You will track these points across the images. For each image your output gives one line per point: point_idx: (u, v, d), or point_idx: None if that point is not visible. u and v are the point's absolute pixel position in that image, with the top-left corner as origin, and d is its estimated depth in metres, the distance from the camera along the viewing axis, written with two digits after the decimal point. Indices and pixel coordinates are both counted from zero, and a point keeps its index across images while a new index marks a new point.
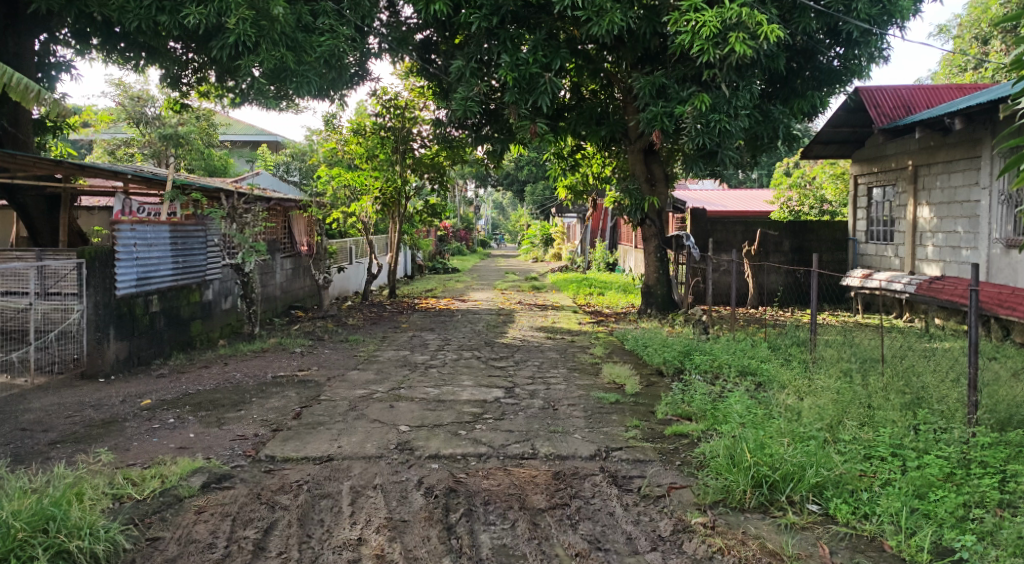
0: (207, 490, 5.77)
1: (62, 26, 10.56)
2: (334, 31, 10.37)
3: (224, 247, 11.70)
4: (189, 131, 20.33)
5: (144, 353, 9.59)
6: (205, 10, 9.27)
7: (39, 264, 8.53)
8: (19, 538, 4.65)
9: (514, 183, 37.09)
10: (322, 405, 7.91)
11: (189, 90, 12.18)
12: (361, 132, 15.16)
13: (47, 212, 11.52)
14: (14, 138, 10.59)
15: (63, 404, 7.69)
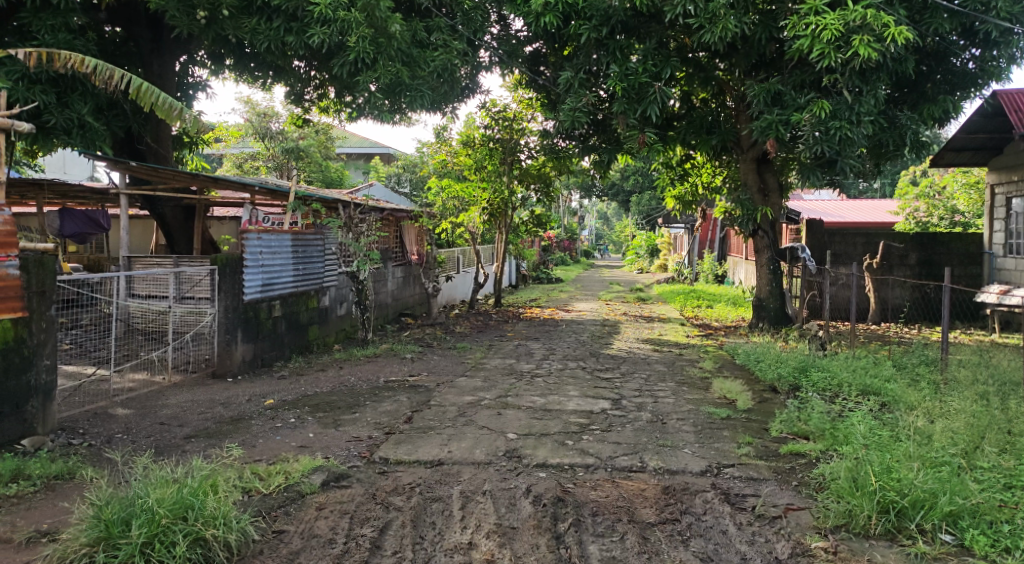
0: (327, 488, 6.00)
1: (200, 47, 11.30)
2: (447, 46, 10.64)
3: (341, 255, 12.13)
4: (309, 144, 21.25)
5: (267, 355, 10.07)
6: (329, 29, 9.66)
7: (177, 269, 8.93)
8: (163, 523, 4.85)
9: (620, 194, 36.89)
10: (433, 411, 8.09)
11: (310, 106, 12.68)
12: (470, 144, 15.43)
13: (184, 222, 12.26)
14: (155, 153, 11.32)
15: (196, 401, 8.17)
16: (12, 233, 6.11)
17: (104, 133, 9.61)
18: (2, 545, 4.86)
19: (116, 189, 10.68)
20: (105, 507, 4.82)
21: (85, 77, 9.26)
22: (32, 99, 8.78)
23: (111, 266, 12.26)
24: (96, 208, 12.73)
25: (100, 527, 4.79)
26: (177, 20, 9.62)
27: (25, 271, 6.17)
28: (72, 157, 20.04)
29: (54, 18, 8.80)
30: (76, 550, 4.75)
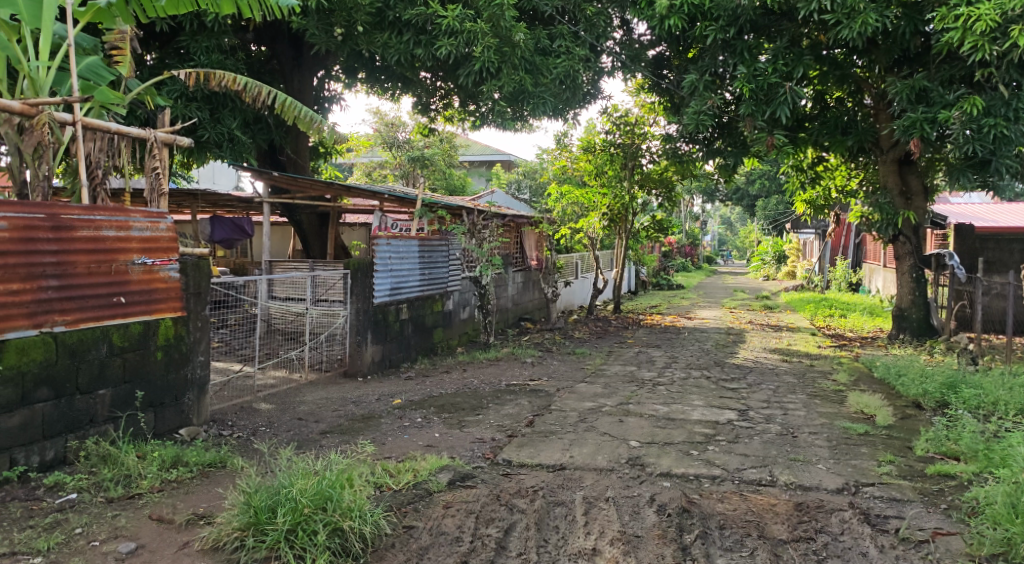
0: (453, 487, 6.11)
1: (334, 63, 11.82)
2: (570, 52, 10.67)
3: (464, 260, 12.38)
4: (434, 153, 21.64)
5: (395, 356, 10.39)
6: (455, 41, 9.90)
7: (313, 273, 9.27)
8: (305, 512, 5.02)
9: (745, 199, 35.85)
10: (554, 415, 8.13)
11: (436, 115, 12.93)
12: (591, 149, 15.44)
13: (318, 228, 12.81)
14: (294, 163, 11.91)
15: (330, 398, 8.53)
16: (174, 239, 6.53)
17: (250, 146, 10.27)
18: (164, 525, 5.18)
19: (259, 198, 11.29)
20: (254, 495, 5.05)
21: (234, 94, 9.84)
22: (188, 115, 9.40)
23: (253, 270, 13.01)
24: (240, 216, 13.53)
25: (249, 513, 5.01)
26: (316, 38, 9.93)
27: (185, 274, 6.61)
28: (220, 168, 21.43)
29: (209, 40, 9.39)
30: (229, 534, 4.98)
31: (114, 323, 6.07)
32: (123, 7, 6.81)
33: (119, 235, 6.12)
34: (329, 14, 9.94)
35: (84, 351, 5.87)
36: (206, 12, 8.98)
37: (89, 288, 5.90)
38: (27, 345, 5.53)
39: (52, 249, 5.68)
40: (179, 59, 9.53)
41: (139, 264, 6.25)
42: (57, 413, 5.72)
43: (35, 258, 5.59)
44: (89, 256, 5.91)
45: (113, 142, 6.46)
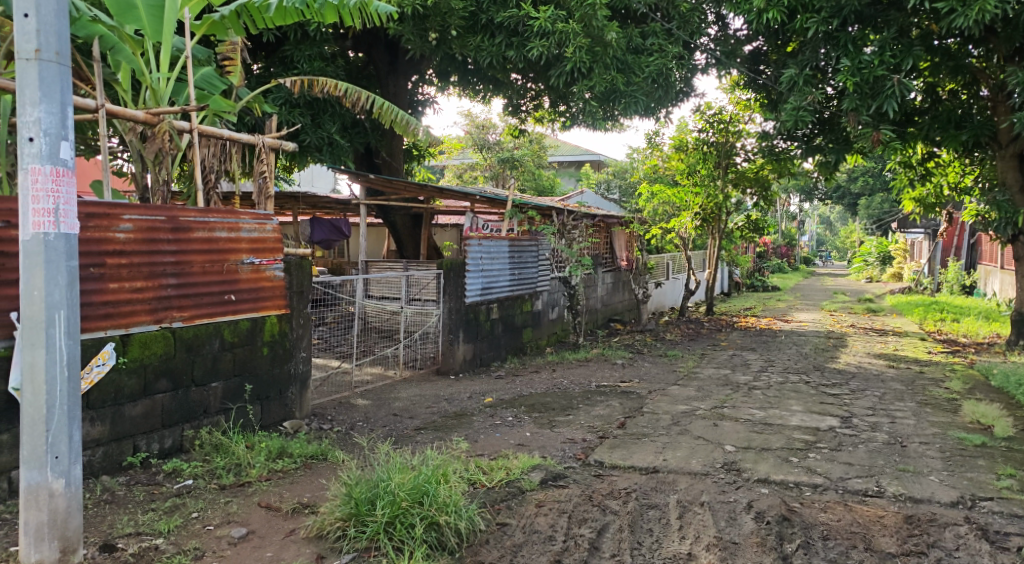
0: (545, 486, 6.12)
1: (428, 67, 12.06)
2: (662, 50, 10.57)
3: (554, 261, 12.41)
4: (524, 154, 21.70)
5: (486, 355, 10.52)
6: (547, 42, 9.90)
7: (407, 273, 9.54)
8: (403, 506, 5.11)
9: (847, 197, 34.64)
10: (646, 418, 8.07)
11: (527, 116, 12.96)
12: (683, 148, 15.20)
13: (411, 229, 13.08)
14: (389, 166, 12.18)
15: (423, 395, 8.71)
16: (279, 239, 6.83)
17: (348, 150, 10.55)
18: (272, 513, 5.35)
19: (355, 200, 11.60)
20: (355, 487, 5.16)
21: (334, 100, 10.17)
22: (290, 121, 9.76)
23: (349, 270, 13.39)
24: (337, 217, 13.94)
25: (351, 504, 5.12)
26: (411, 43, 10.18)
27: (288, 273, 6.92)
28: (318, 172, 22.15)
29: (311, 48, 9.73)
30: (332, 523, 5.10)
31: (226, 319, 6.37)
32: (235, 20, 7.19)
33: (230, 237, 6.41)
34: (423, 20, 10.09)
35: (199, 345, 6.16)
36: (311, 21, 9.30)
37: (203, 286, 6.19)
38: (149, 339, 5.81)
39: (171, 249, 5.95)
40: (283, 67, 9.86)
41: (247, 263, 6.54)
42: (175, 403, 6.02)
43: (157, 257, 5.86)
44: (205, 256, 6.21)
45: (224, 147, 6.78)
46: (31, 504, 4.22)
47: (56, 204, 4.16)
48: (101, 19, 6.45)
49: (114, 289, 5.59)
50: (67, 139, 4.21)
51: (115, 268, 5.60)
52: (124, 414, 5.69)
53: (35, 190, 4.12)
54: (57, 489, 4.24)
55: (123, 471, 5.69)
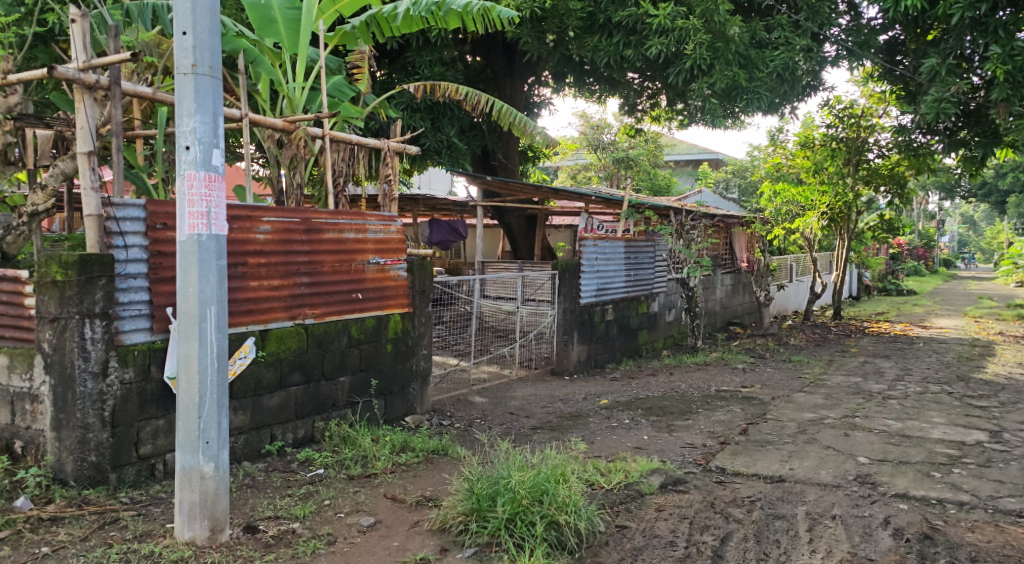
0: (665, 490, 6.07)
1: (545, 69, 12.15)
2: (789, 43, 10.25)
3: (671, 262, 12.25)
4: (639, 153, 21.49)
5: (600, 357, 10.51)
6: (666, 39, 9.79)
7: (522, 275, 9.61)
8: (523, 503, 5.17)
9: (992, 195, 32.63)
10: (770, 424, 7.86)
11: (643, 115, 12.84)
12: (809, 145, 14.70)
13: (526, 230, 13.22)
14: (505, 168, 12.35)
15: (539, 395, 8.80)
16: (402, 240, 7.11)
17: (465, 152, 10.74)
18: (398, 504, 5.54)
19: (470, 201, 11.74)
20: (477, 483, 5.26)
21: (453, 104, 10.39)
22: (412, 125, 10.03)
23: (466, 270, 13.65)
24: (455, 218, 14.24)
25: (473, 499, 5.23)
26: (529, 46, 10.40)
27: (411, 273, 7.18)
28: (435, 174, 22.68)
29: (432, 54, 10.00)
30: (454, 517, 5.23)
31: (353, 317, 6.64)
32: (364, 30, 7.46)
33: (357, 237, 6.69)
34: (541, 22, 10.30)
35: (329, 341, 6.45)
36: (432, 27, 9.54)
37: (333, 285, 6.48)
38: (285, 334, 6.10)
39: (305, 250, 6.24)
40: (405, 73, 10.24)
41: (372, 263, 6.82)
42: (307, 396, 6.31)
43: (293, 257, 6.15)
44: (335, 256, 6.50)
45: (352, 151, 7.04)
46: (185, 485, 4.55)
47: (209, 207, 4.46)
48: (244, 33, 6.89)
49: (255, 288, 5.89)
50: (218, 147, 4.50)
51: (256, 267, 5.88)
52: (263, 404, 6.00)
53: (191, 195, 4.42)
54: (208, 471, 4.55)
55: (262, 458, 6.02)
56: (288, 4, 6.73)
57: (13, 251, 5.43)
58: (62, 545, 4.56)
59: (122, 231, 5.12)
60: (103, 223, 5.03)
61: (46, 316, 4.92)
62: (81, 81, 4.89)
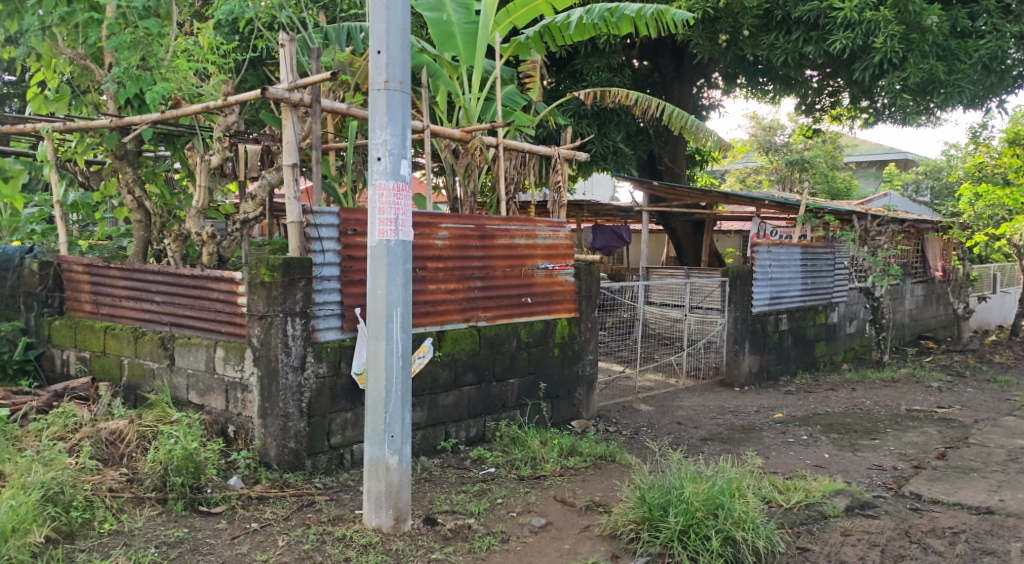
0: (851, 514, 5.81)
1: (716, 71, 11.93)
2: (998, 31, 9.58)
3: (852, 270, 11.66)
4: (815, 155, 20.51)
5: (773, 368, 10.16)
6: (852, 33, 9.32)
7: (690, 281, 9.12)
8: (697, 516, 5.10)
9: None
10: (973, 450, 7.32)
11: (823, 115, 12.26)
12: (1018, 143, 13.00)
13: (692, 235, 13.00)
14: (671, 172, 12.21)
15: (708, 406, 8.64)
16: (570, 245, 7.25)
17: (630, 157, 10.71)
18: (568, 507, 5.64)
19: (637, 207, 11.67)
20: (649, 492, 5.26)
21: (621, 109, 10.39)
22: (579, 131, 10.16)
23: (631, 276, 13.60)
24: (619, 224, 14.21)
25: (645, 507, 5.23)
26: (700, 48, 10.18)
27: (578, 278, 7.30)
28: (598, 179, 22.74)
29: (601, 60, 10.07)
30: (625, 524, 5.25)
31: (522, 320, 6.83)
32: (537, 40, 7.61)
33: (528, 243, 6.87)
34: (714, 22, 10.03)
35: (500, 343, 6.65)
36: (601, 34, 9.60)
37: (504, 289, 6.68)
38: (459, 336, 6.34)
39: (479, 255, 6.45)
40: (574, 80, 10.37)
41: (542, 268, 6.99)
42: (479, 396, 6.54)
43: (467, 262, 6.38)
44: (506, 261, 6.70)
45: (523, 159, 7.22)
46: (373, 475, 4.86)
47: (397, 214, 4.75)
48: (426, 49, 7.18)
49: (433, 290, 6.14)
50: (406, 157, 4.79)
51: (434, 271, 6.14)
52: (439, 402, 6.27)
53: (381, 203, 4.74)
54: (393, 463, 4.84)
55: (437, 453, 6.30)
56: (467, 19, 6.96)
57: (228, 254, 6.05)
58: (269, 522, 4.99)
59: (320, 237, 5.56)
60: (303, 229, 5.47)
61: (255, 314, 5.40)
62: (288, 100, 5.32)
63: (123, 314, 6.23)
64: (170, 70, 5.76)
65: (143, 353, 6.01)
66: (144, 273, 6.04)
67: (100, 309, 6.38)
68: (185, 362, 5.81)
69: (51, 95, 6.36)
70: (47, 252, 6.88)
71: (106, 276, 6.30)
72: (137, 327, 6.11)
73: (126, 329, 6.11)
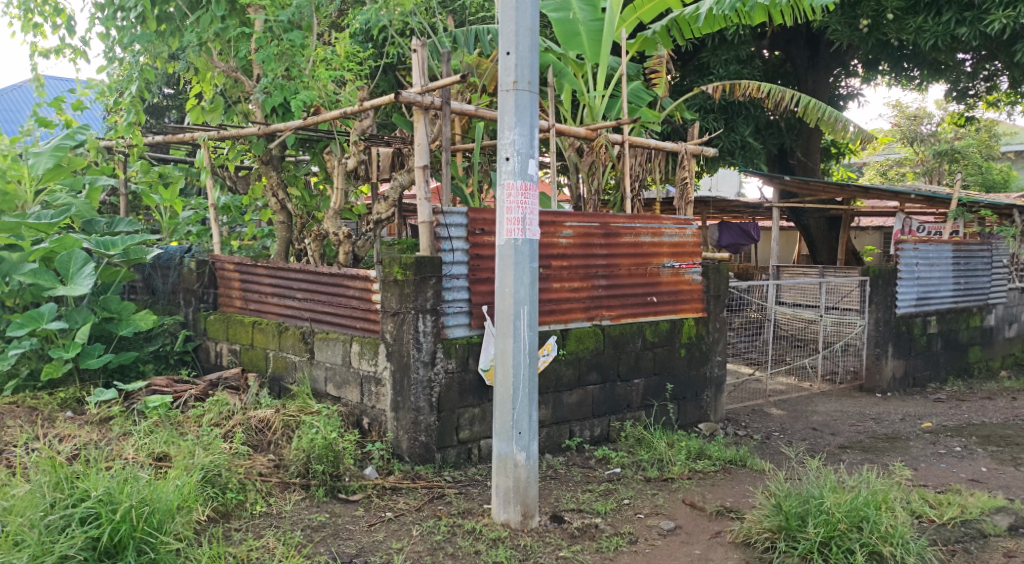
0: (1014, 534, 5.37)
1: (856, 58, 11.29)
2: None
3: (1010, 268, 10.81)
4: (968, 144, 19.05)
5: (920, 374, 9.52)
6: (1013, 12, 8.72)
7: (825, 280, 8.64)
8: (839, 528, 4.87)
9: None
10: None
11: (977, 102, 11.35)
12: None
13: (828, 231, 12.41)
14: (804, 166, 11.68)
15: (846, 412, 8.22)
16: (697, 243, 7.11)
17: (761, 152, 10.35)
18: (698, 512, 5.53)
19: (768, 203, 11.25)
20: (786, 499, 5.04)
21: (750, 102, 10.05)
22: (705, 126, 9.87)
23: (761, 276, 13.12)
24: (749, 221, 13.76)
25: (781, 516, 5.02)
26: (838, 34, 9.65)
27: (706, 277, 7.14)
28: (723, 175, 22.21)
29: (728, 52, 9.79)
30: (760, 532, 5.05)
31: (647, 320, 6.76)
32: (664, 34, 7.53)
33: (653, 241, 6.78)
34: (854, 7, 9.50)
35: (624, 343, 6.59)
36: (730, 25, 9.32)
37: (629, 288, 6.62)
38: (583, 335, 6.33)
39: (604, 253, 6.43)
40: (700, 74, 10.10)
41: (668, 267, 6.88)
42: (603, 395, 6.52)
43: (592, 260, 6.37)
44: (631, 259, 6.63)
45: (649, 156, 7.13)
46: (501, 471, 4.95)
47: (524, 213, 4.82)
48: (551, 48, 7.21)
49: (557, 289, 6.17)
50: (533, 157, 4.84)
51: (558, 270, 6.16)
52: (563, 401, 6.28)
53: (509, 203, 4.82)
54: (521, 460, 4.92)
55: (562, 451, 6.32)
56: (592, 18, 6.97)
57: (362, 253, 6.31)
58: (402, 512, 5.17)
59: (449, 236, 5.71)
60: (433, 229, 5.63)
61: (388, 311, 5.62)
62: (420, 103, 5.46)
63: (269, 310, 6.64)
64: (311, 79, 6.09)
65: (286, 346, 6.37)
66: (286, 272, 6.41)
67: (249, 305, 6.84)
68: (324, 355, 6.10)
69: (207, 106, 6.94)
70: (202, 252, 7.44)
71: (254, 275, 6.73)
72: (281, 322, 6.50)
73: (271, 324, 6.51)
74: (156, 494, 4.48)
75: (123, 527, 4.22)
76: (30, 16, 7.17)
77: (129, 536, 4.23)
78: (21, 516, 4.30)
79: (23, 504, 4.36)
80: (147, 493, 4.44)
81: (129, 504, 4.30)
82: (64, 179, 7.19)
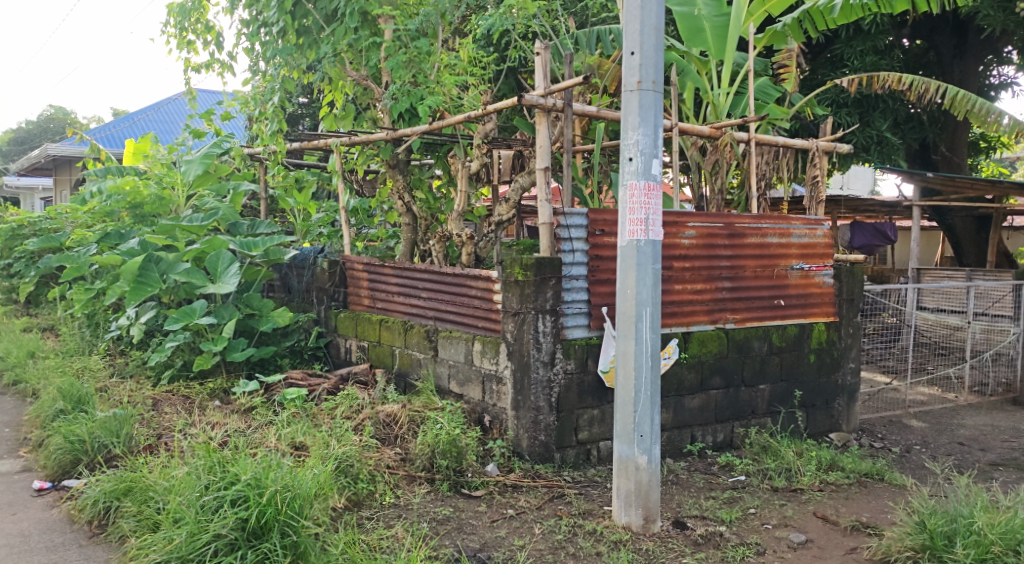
0: None
1: (1010, 44, 10.41)
2: None
3: None
4: None
5: None
6: None
7: (974, 284, 8.02)
8: (993, 549, 4.51)
9: None
10: None
11: None
12: None
13: (976, 232, 11.53)
14: (948, 162, 10.96)
15: (997, 426, 7.60)
16: (829, 244, 6.80)
17: (900, 148, 9.74)
18: (831, 525, 5.28)
19: (908, 201, 10.60)
20: (931, 517, 4.72)
21: (888, 95, 9.46)
22: (839, 122, 9.39)
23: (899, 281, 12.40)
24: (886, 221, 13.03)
25: (925, 534, 4.69)
26: (990, 19, 8.91)
27: (838, 280, 6.84)
28: (860, 173, 21.31)
29: (864, 43, 9.28)
30: (901, 550, 4.74)
31: (774, 324, 6.52)
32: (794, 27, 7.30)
33: (781, 242, 6.53)
34: None
35: (750, 347, 6.38)
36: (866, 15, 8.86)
37: (755, 290, 6.41)
38: (706, 338, 6.17)
39: (728, 255, 6.25)
40: (832, 67, 9.60)
41: (797, 269, 6.62)
42: (727, 400, 6.35)
43: (716, 262, 6.21)
44: (758, 260, 6.42)
45: (778, 154, 6.88)
46: (623, 473, 4.91)
47: (647, 214, 4.76)
48: (675, 45, 7.10)
49: (679, 291, 6.04)
50: (658, 157, 4.78)
51: (680, 271, 6.04)
52: (685, 405, 6.16)
53: (632, 203, 4.77)
54: (643, 463, 4.87)
55: (683, 456, 6.20)
56: (717, 13, 6.79)
57: (483, 254, 6.44)
58: (524, 510, 5.23)
59: (570, 237, 5.72)
60: (553, 230, 5.67)
61: (509, 310, 5.69)
62: (542, 106, 5.49)
63: (395, 309, 6.89)
64: (436, 85, 6.29)
65: (411, 344, 6.58)
66: (412, 271, 6.63)
67: (376, 303, 7.11)
68: (447, 353, 6.26)
69: (340, 114, 7.33)
70: (335, 252, 7.83)
71: (382, 275, 6.99)
72: (407, 320, 6.73)
73: (397, 322, 6.75)
74: (297, 481, 4.67)
75: (269, 509, 4.40)
76: (185, 34, 7.78)
77: (274, 518, 4.41)
78: (181, 496, 4.69)
79: (183, 485, 4.75)
80: (290, 480, 4.63)
81: (274, 488, 4.50)
82: (212, 186, 7.88)
